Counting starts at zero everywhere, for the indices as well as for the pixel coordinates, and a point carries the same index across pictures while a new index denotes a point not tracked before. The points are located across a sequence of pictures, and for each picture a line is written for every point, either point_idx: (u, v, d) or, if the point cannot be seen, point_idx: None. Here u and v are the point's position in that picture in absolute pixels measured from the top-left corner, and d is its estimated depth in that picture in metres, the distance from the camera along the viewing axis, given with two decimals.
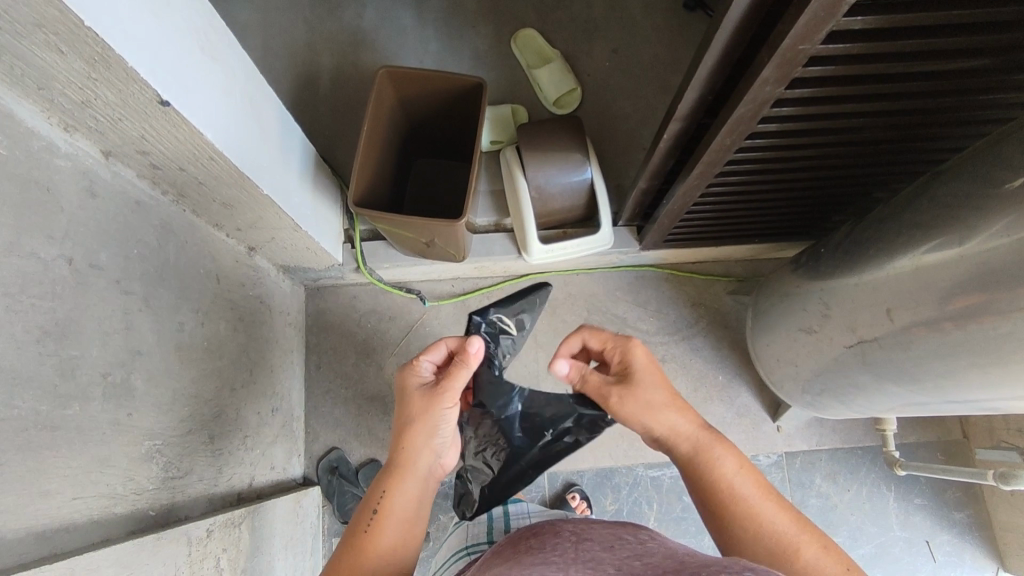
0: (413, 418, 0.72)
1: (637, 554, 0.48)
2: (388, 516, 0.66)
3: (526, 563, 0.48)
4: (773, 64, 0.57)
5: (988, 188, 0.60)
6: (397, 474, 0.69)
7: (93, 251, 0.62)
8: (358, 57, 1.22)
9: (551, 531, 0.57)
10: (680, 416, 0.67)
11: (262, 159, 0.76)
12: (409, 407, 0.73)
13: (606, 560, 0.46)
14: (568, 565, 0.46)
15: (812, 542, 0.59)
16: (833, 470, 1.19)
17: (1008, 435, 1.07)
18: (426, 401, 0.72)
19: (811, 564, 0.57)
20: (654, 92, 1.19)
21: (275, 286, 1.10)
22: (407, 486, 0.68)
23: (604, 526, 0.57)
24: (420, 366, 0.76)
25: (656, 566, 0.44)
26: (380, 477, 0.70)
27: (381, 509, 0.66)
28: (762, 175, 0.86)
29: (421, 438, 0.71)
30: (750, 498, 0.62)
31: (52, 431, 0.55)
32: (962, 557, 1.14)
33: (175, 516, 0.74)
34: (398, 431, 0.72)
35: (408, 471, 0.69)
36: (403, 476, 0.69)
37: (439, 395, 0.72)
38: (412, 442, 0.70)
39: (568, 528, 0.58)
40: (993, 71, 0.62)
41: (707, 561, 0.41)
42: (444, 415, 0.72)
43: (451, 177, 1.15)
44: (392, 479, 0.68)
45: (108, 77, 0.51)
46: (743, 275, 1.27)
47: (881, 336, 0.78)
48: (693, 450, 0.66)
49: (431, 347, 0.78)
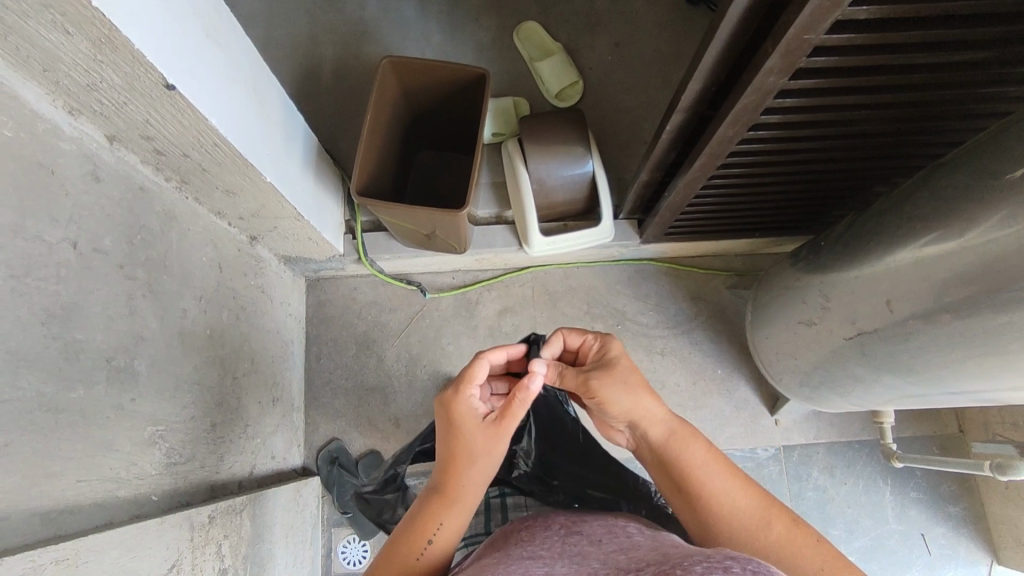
0: (477, 455, 0.68)
1: (625, 547, 0.49)
2: (460, 507, 0.67)
3: (515, 556, 0.49)
4: (777, 54, 0.57)
5: (988, 180, 0.61)
6: (449, 504, 0.66)
7: (97, 236, 0.62)
8: (360, 48, 1.22)
9: (543, 525, 0.59)
10: (655, 400, 0.68)
11: (264, 147, 0.76)
12: (472, 444, 0.67)
13: (592, 554, 0.48)
14: (555, 560, 0.47)
15: (777, 515, 0.63)
16: (831, 463, 1.20)
17: (1003, 428, 1.08)
18: (490, 437, 0.68)
19: (779, 542, 0.61)
20: (656, 85, 1.20)
21: (276, 276, 1.10)
22: (458, 519, 0.66)
23: (596, 520, 0.60)
24: (471, 395, 0.69)
25: (646, 557, 0.45)
26: (427, 500, 0.68)
27: (454, 496, 0.67)
28: (764, 168, 0.86)
29: (476, 475, 0.68)
30: (721, 481, 0.64)
31: (57, 413, 0.55)
32: (957, 549, 1.15)
33: (178, 502, 0.74)
34: (455, 461, 0.68)
35: (460, 505, 0.67)
36: (459, 489, 0.67)
37: (500, 435, 0.68)
38: (470, 477, 0.67)
39: (560, 522, 0.59)
40: (995, 64, 0.62)
41: (687, 552, 0.44)
42: (501, 450, 0.69)
43: (453, 170, 1.15)
44: (443, 507, 0.66)
45: (114, 59, 0.51)
46: (742, 270, 1.27)
47: (880, 328, 0.78)
48: (665, 443, 0.67)
49: (477, 369, 0.70)
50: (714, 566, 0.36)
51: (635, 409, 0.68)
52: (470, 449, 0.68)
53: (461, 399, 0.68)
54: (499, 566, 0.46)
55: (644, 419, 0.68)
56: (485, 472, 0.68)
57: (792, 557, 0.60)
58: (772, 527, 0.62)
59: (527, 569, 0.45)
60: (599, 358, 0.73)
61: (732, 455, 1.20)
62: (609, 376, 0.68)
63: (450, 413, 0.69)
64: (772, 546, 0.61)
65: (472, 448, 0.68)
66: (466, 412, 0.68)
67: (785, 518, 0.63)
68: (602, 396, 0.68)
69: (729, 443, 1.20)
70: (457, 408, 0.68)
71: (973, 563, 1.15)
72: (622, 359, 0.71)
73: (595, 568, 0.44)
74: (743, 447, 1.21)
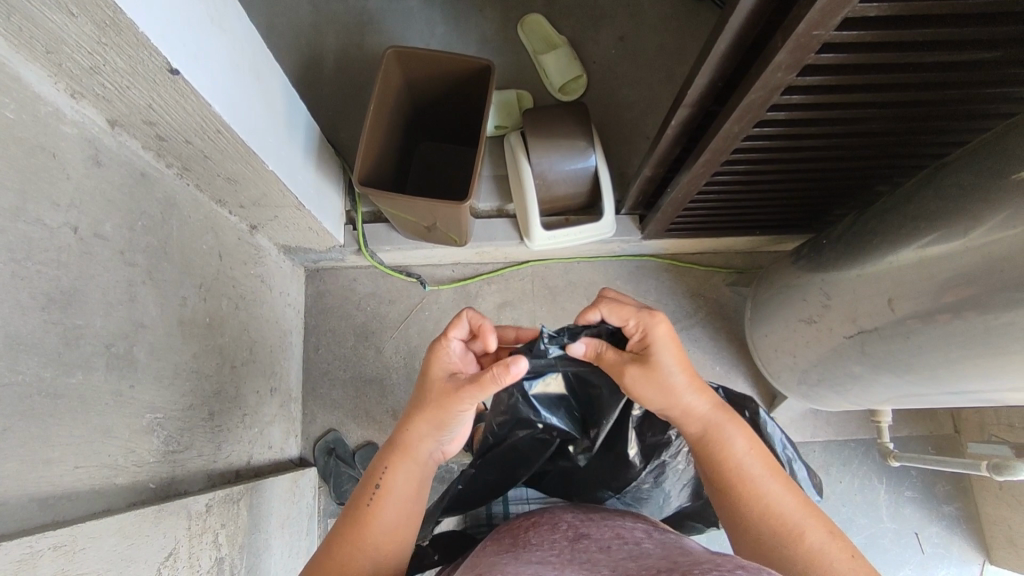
0: (431, 410, 0.66)
1: (634, 553, 0.49)
2: (411, 458, 0.67)
3: (525, 559, 0.50)
4: (786, 50, 0.57)
5: (993, 180, 0.61)
6: (399, 456, 0.67)
7: (97, 221, 0.61)
8: (362, 37, 1.21)
9: (550, 526, 0.60)
10: (698, 393, 0.64)
11: (267, 135, 0.76)
12: (432, 398, 0.66)
13: (602, 561, 0.48)
14: (565, 565, 0.48)
15: (816, 526, 0.59)
16: (827, 462, 1.20)
17: (998, 429, 1.09)
18: (448, 397, 0.65)
19: (815, 546, 0.58)
20: (660, 80, 1.19)
21: (276, 266, 1.10)
22: (408, 471, 0.67)
23: (603, 522, 0.60)
24: (450, 350, 0.67)
25: (655, 564, 0.45)
26: (383, 452, 0.69)
27: (406, 447, 0.67)
28: (768, 165, 0.86)
29: (429, 429, 0.67)
30: (762, 482, 0.62)
31: (56, 400, 0.55)
32: (951, 548, 1.16)
33: (175, 490, 0.74)
34: (412, 411, 0.68)
35: (410, 456, 0.67)
36: (412, 445, 0.67)
37: (458, 393, 0.64)
38: (421, 431, 0.67)
39: (566, 525, 0.60)
40: (1003, 65, 0.62)
41: (698, 560, 0.44)
42: (463, 410, 0.66)
43: (455, 162, 1.15)
44: (393, 459, 0.67)
45: (118, 42, 0.51)
46: (743, 267, 1.27)
47: (881, 326, 0.79)
48: (706, 434, 0.65)
49: (455, 322, 0.67)
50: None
51: (669, 403, 0.65)
52: (425, 403, 0.67)
53: (437, 352, 0.67)
54: (509, 568, 0.47)
55: (681, 410, 0.65)
56: (440, 428, 0.67)
57: (827, 565, 0.56)
58: (808, 534, 0.58)
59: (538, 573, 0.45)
60: (639, 343, 0.64)
61: None
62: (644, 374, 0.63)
63: (425, 366, 0.68)
64: (806, 549, 0.57)
65: (435, 406, 0.66)
66: (439, 372, 0.67)
67: (825, 529, 0.59)
68: (634, 389, 0.65)
69: None
70: (430, 365, 0.67)
71: (965, 562, 1.16)
72: (660, 346, 0.63)
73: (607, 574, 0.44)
74: None
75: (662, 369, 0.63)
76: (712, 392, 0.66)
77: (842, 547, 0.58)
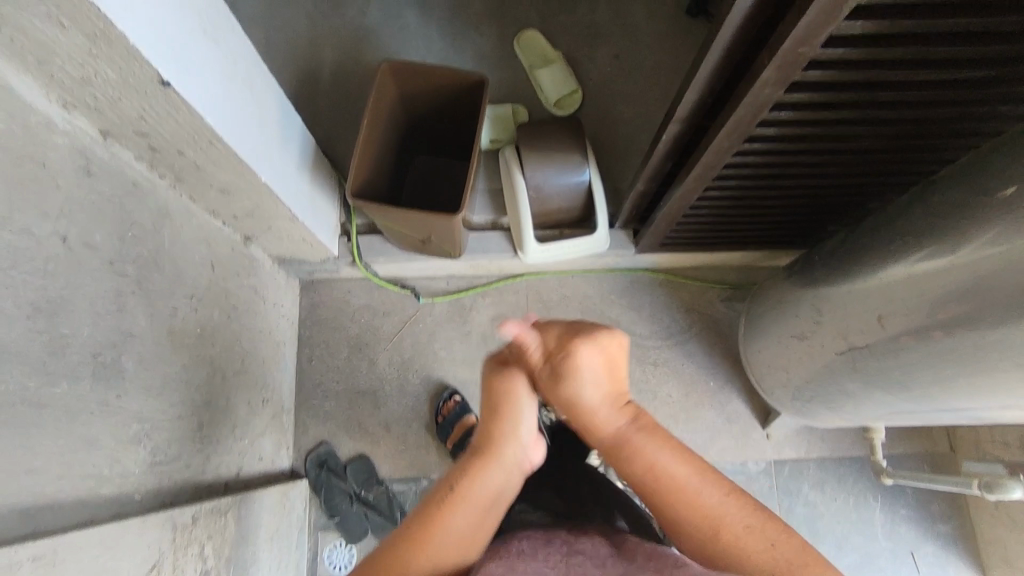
0: (505, 405, 0.65)
1: None
2: (492, 461, 0.63)
3: None
4: (772, 67, 0.57)
5: (981, 197, 0.61)
6: (480, 459, 0.63)
7: (87, 231, 0.62)
8: (360, 51, 1.22)
9: (547, 537, 0.59)
10: (608, 408, 0.64)
11: (261, 147, 0.76)
12: (503, 394, 0.66)
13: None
14: None
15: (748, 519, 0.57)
16: (821, 479, 1.20)
17: (994, 448, 1.08)
18: (521, 389, 0.66)
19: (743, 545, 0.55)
20: (655, 96, 1.20)
21: (270, 277, 1.10)
22: (491, 472, 0.62)
23: (599, 537, 0.60)
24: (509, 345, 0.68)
25: None
26: (465, 460, 0.65)
27: (485, 450, 0.64)
28: (759, 181, 0.86)
29: (512, 426, 0.65)
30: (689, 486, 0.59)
31: (40, 409, 0.55)
32: (947, 568, 1.15)
33: (161, 502, 0.74)
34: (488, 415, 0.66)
35: (494, 458, 0.63)
36: (496, 449, 0.63)
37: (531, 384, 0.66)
38: (500, 428, 0.64)
39: (560, 537, 0.59)
40: (989, 83, 0.63)
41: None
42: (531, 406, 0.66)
43: (450, 175, 1.15)
44: (476, 464, 0.63)
45: (109, 54, 0.51)
46: (737, 282, 1.27)
47: (871, 343, 0.79)
48: (619, 446, 0.63)
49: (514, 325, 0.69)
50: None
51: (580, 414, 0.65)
52: (502, 399, 0.66)
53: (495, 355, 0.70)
54: None
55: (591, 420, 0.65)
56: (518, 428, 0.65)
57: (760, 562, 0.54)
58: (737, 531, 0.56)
59: None
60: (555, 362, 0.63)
61: (721, 467, 1.19)
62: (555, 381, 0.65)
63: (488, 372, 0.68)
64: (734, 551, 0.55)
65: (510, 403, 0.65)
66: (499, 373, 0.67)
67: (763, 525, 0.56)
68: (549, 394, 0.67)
69: (718, 456, 1.20)
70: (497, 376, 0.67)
71: None
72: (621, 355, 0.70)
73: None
74: (733, 460, 1.20)
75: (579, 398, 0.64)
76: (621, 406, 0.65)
77: (776, 529, 0.57)
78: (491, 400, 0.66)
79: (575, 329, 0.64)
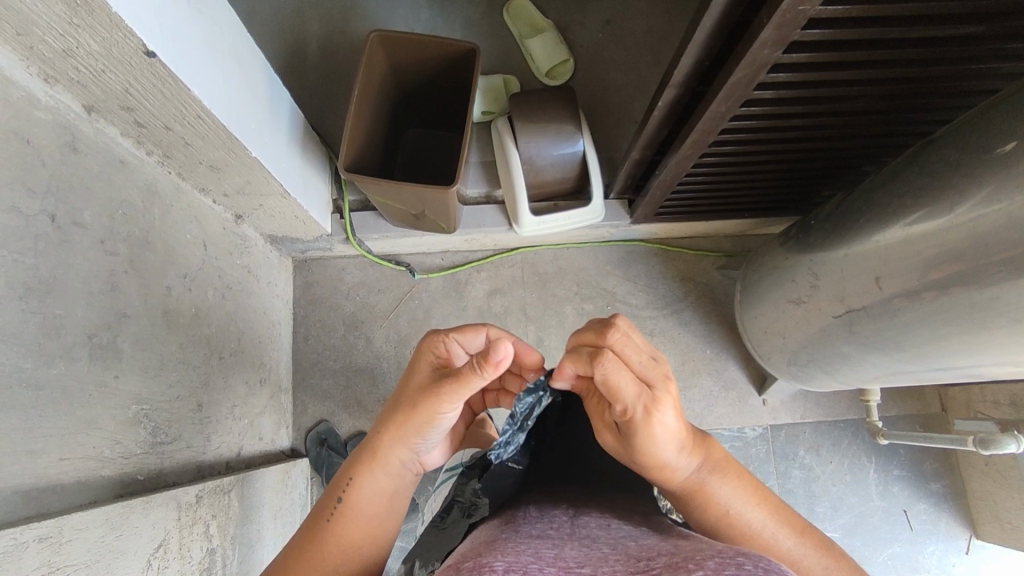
0: (406, 406, 0.58)
1: (631, 533, 0.50)
2: (386, 461, 0.60)
3: (524, 534, 0.50)
4: (772, 26, 0.56)
5: (979, 153, 0.60)
6: (372, 463, 0.60)
7: (76, 209, 0.60)
8: (346, 23, 1.19)
9: (550, 502, 0.60)
10: (683, 459, 0.58)
11: (250, 121, 0.74)
12: (414, 390, 0.58)
13: (598, 537, 0.49)
14: (564, 540, 0.48)
15: (810, 539, 0.59)
16: (816, 443, 1.21)
17: (985, 407, 1.10)
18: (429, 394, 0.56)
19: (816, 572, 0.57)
20: (647, 64, 1.18)
21: (263, 256, 1.08)
22: (381, 480, 0.60)
23: (606, 505, 0.60)
24: (444, 348, 0.58)
25: (651, 545, 0.46)
26: (355, 453, 0.63)
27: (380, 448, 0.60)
28: (755, 146, 0.86)
29: (407, 436, 0.59)
30: (752, 522, 0.59)
31: (38, 391, 0.54)
32: (938, 525, 1.18)
33: (163, 482, 0.74)
34: (386, 418, 0.60)
35: (384, 464, 0.60)
36: (376, 470, 0.60)
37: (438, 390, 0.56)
38: (395, 435, 0.59)
39: (562, 502, 0.60)
40: (988, 38, 0.62)
41: (696, 542, 0.44)
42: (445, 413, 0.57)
43: (442, 148, 1.14)
44: (365, 468, 0.61)
45: (90, 22, 0.49)
46: (732, 250, 1.27)
47: (869, 305, 0.79)
48: (695, 487, 0.59)
49: (468, 330, 0.58)
50: (726, 563, 0.37)
51: (652, 470, 0.58)
52: (405, 404, 0.59)
53: (430, 343, 0.59)
54: (510, 542, 0.47)
55: (662, 473, 0.58)
56: (416, 434, 0.59)
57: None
58: (809, 552, 0.58)
59: (536, 548, 0.45)
60: (625, 422, 0.54)
61: (719, 434, 1.21)
62: (623, 439, 0.57)
63: (412, 367, 0.60)
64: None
65: (420, 412, 0.57)
66: (428, 372, 0.58)
67: (816, 542, 0.60)
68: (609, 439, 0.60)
69: (716, 423, 1.21)
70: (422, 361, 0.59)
71: (952, 538, 1.17)
72: (652, 434, 0.53)
73: (605, 553, 0.44)
74: (730, 426, 1.22)
75: (648, 444, 0.54)
76: (695, 449, 0.59)
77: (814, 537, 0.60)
78: (394, 394, 0.61)
79: (644, 400, 0.52)
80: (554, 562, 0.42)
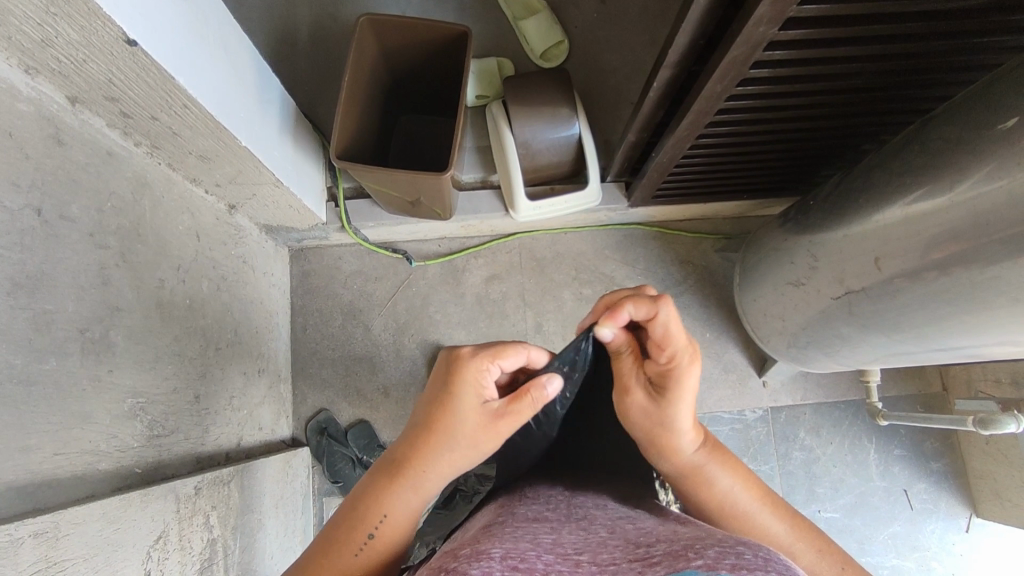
0: (453, 436, 0.55)
1: (630, 518, 0.50)
2: (417, 488, 0.56)
3: (520, 520, 0.50)
4: (767, 3, 0.55)
5: (981, 129, 0.59)
6: (404, 489, 0.56)
7: (62, 202, 0.60)
8: (336, 7, 1.17)
9: (546, 484, 0.59)
10: (693, 435, 0.58)
11: (239, 108, 0.73)
12: (461, 419, 0.54)
13: (597, 522, 0.49)
14: (561, 526, 0.48)
15: (807, 539, 0.59)
16: (817, 424, 1.21)
17: (986, 385, 1.10)
18: (484, 432, 0.54)
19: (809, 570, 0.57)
20: (643, 44, 1.16)
21: (258, 246, 1.08)
22: (410, 507, 0.57)
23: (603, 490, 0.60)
24: (489, 370, 0.55)
25: (649, 532, 0.45)
26: (378, 475, 0.57)
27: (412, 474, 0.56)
28: (753, 126, 0.84)
29: (447, 465, 0.56)
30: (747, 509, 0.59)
31: (29, 386, 0.54)
32: (939, 504, 1.18)
33: (162, 474, 0.74)
34: (422, 441, 0.55)
35: (416, 490, 0.56)
36: (406, 497, 0.56)
37: (497, 421, 0.54)
38: (435, 463, 0.56)
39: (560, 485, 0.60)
40: (989, 10, 0.61)
41: (696, 531, 0.44)
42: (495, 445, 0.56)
43: (436, 134, 1.12)
44: (393, 494, 0.56)
45: (68, 11, 0.48)
46: (731, 232, 1.26)
47: (868, 287, 0.78)
48: (697, 469, 0.59)
49: (507, 346, 0.56)
50: (726, 553, 0.36)
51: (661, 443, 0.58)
52: (449, 430, 0.55)
53: (474, 374, 0.55)
54: (507, 527, 0.47)
55: (671, 448, 0.58)
56: (460, 466, 0.56)
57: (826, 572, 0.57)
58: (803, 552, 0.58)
59: (533, 536, 0.45)
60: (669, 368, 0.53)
61: (719, 417, 1.21)
62: (651, 398, 0.56)
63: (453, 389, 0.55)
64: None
65: (477, 446, 0.55)
66: (476, 404, 0.55)
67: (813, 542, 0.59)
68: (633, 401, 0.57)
69: (715, 406, 1.21)
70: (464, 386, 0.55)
71: (952, 517, 1.17)
72: (687, 384, 0.54)
73: (603, 539, 0.44)
74: (730, 410, 1.21)
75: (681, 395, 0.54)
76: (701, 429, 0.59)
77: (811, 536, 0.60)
78: (429, 413, 0.56)
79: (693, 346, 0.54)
80: (551, 549, 0.41)
